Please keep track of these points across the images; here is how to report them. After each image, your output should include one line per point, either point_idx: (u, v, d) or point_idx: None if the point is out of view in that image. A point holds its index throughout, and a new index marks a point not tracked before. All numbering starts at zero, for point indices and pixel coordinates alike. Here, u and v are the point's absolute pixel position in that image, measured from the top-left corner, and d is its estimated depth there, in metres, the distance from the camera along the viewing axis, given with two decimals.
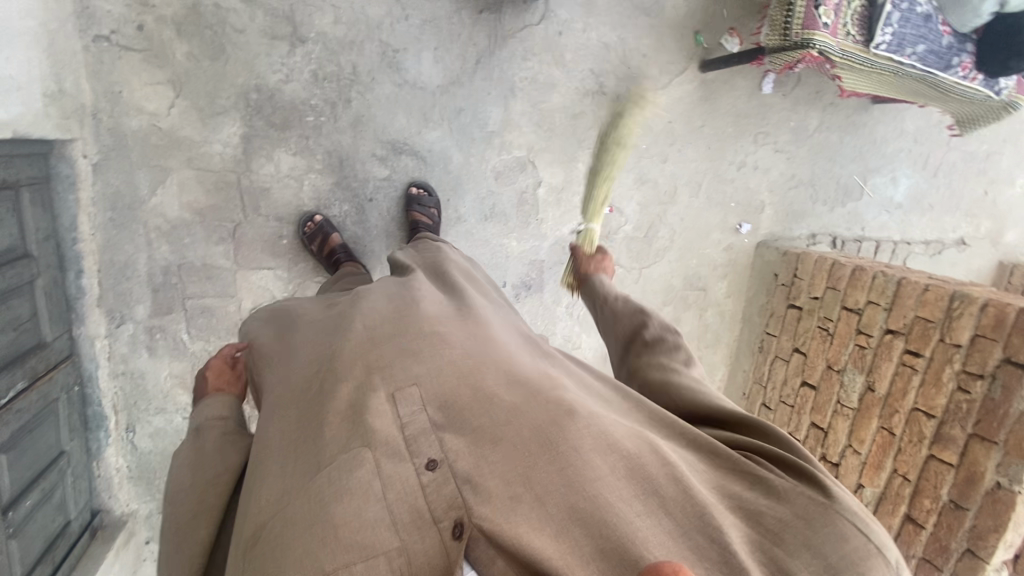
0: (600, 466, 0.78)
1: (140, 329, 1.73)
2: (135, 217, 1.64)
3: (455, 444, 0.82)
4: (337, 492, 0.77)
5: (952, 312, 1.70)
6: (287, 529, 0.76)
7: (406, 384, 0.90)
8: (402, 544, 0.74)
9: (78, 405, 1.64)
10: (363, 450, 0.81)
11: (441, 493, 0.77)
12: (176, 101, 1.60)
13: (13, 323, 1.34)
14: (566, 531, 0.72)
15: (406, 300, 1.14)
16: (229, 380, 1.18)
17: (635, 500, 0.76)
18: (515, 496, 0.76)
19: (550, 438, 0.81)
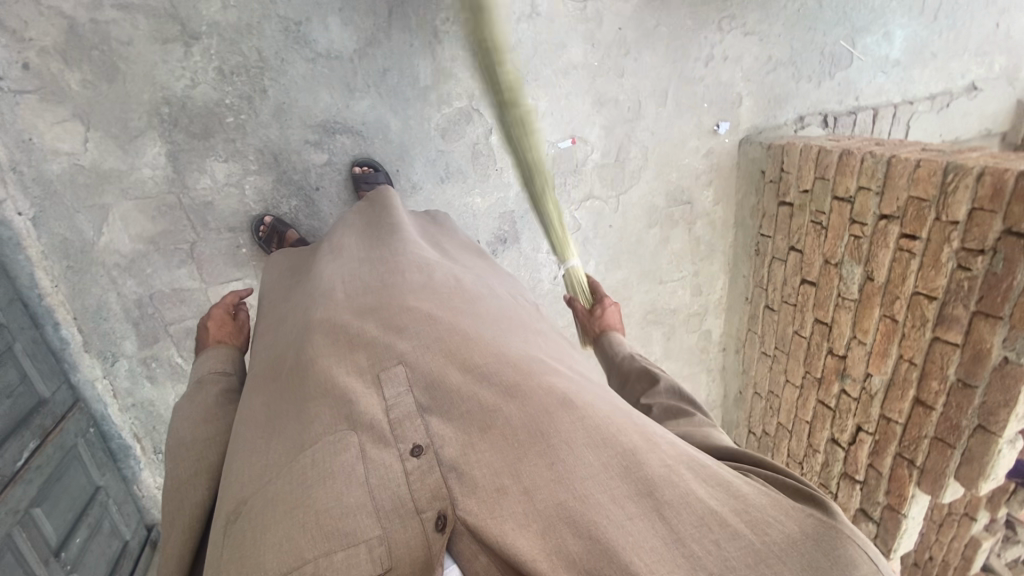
0: (593, 460, 0.69)
1: (135, 362, 1.78)
2: (91, 260, 1.64)
3: (443, 429, 0.72)
4: (319, 476, 0.68)
5: (946, 187, 1.56)
6: (267, 512, 0.67)
7: (392, 362, 0.80)
8: (384, 533, 0.65)
9: (99, 443, 1.76)
10: (348, 433, 0.72)
11: (426, 483, 0.68)
12: (89, 134, 1.53)
13: (6, 392, 1.40)
14: (552, 534, 0.64)
15: (385, 265, 1.03)
16: (229, 333, 1.32)
17: (628, 501, 0.66)
18: (503, 489, 0.66)
19: (543, 426, 0.71)
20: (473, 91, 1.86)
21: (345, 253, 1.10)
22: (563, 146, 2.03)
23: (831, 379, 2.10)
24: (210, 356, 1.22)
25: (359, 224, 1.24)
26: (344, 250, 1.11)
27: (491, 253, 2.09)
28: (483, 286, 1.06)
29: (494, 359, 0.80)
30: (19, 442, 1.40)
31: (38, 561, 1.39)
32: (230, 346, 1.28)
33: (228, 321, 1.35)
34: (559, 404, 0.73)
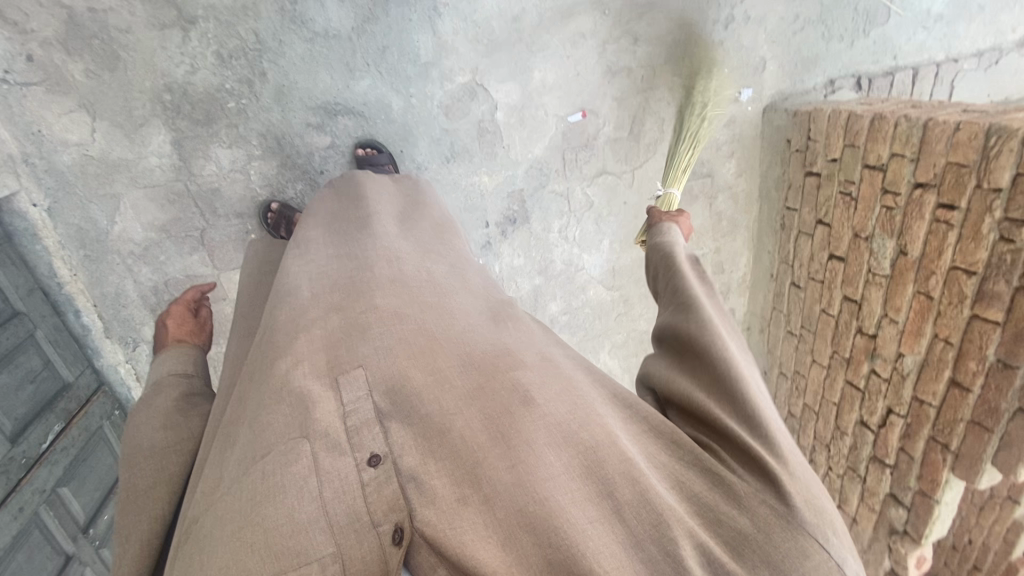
0: (554, 461, 0.67)
1: (154, 347, 1.83)
2: (107, 248, 1.68)
3: (400, 436, 0.70)
4: (267, 488, 0.63)
5: (988, 152, 1.42)
6: (212, 527, 0.62)
7: (351, 366, 0.76)
8: (338, 549, 0.61)
9: (126, 424, 1.82)
10: (302, 441, 0.68)
11: (383, 493, 0.66)
12: (96, 124, 1.55)
13: (28, 379, 1.45)
14: (508, 542, 0.62)
15: (354, 259, 0.98)
16: (189, 330, 1.23)
17: (587, 504, 0.64)
18: (463, 501, 0.65)
19: (502, 428, 0.69)
20: (477, 65, 1.80)
21: (313, 245, 1.06)
22: (573, 120, 1.95)
23: (861, 359, 1.99)
24: (168, 357, 1.13)
25: (329, 216, 1.19)
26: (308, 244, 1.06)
27: (501, 234, 2.06)
28: (456, 275, 1.02)
29: (456, 360, 0.77)
30: (45, 425, 1.46)
31: (66, 537, 1.46)
32: (191, 343, 1.20)
33: (189, 317, 1.27)
34: (518, 405, 0.71)
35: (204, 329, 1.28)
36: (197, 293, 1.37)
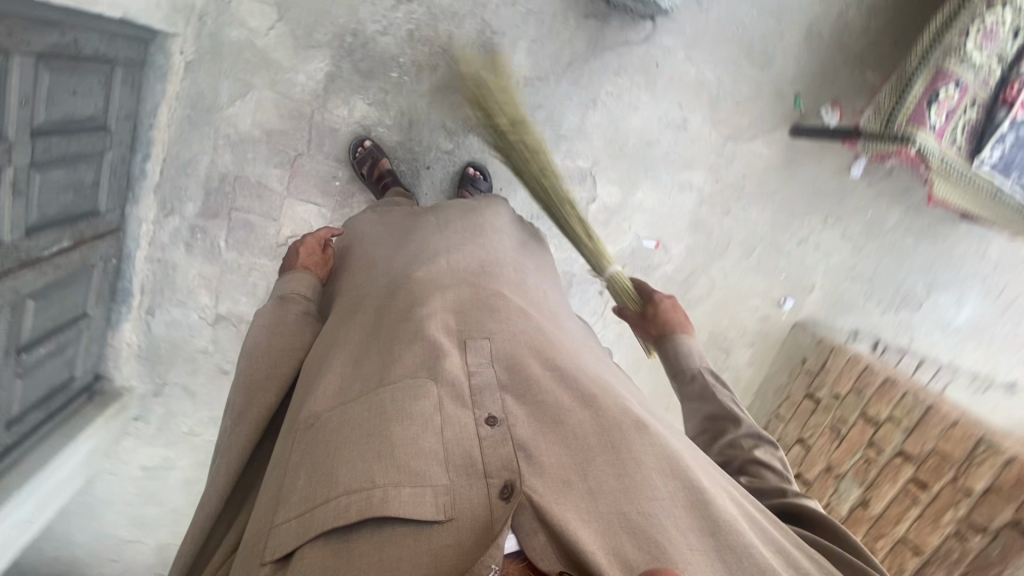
0: (660, 484, 0.82)
1: (185, 225, 1.82)
2: (209, 121, 1.71)
3: (516, 410, 0.87)
4: (400, 414, 0.83)
5: (972, 456, 1.66)
6: (347, 429, 0.83)
7: (478, 337, 0.96)
8: (449, 484, 0.77)
9: (112, 276, 1.74)
10: (430, 383, 0.87)
11: (497, 451, 0.81)
12: (278, 24, 1.66)
13: (74, 186, 1.41)
14: (614, 535, 0.76)
15: (486, 259, 1.19)
16: (316, 262, 1.35)
17: (692, 528, 0.80)
18: (568, 482, 0.79)
19: (614, 438, 0.85)
20: (599, 160, 1.99)
21: (451, 231, 1.25)
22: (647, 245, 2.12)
23: None
24: (292, 281, 1.28)
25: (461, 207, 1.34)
26: (442, 231, 1.25)
27: None
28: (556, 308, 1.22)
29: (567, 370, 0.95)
30: (58, 234, 1.41)
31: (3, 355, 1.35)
32: (315, 276, 1.32)
33: (319, 251, 1.37)
34: (632, 425, 0.88)
35: (328, 265, 1.38)
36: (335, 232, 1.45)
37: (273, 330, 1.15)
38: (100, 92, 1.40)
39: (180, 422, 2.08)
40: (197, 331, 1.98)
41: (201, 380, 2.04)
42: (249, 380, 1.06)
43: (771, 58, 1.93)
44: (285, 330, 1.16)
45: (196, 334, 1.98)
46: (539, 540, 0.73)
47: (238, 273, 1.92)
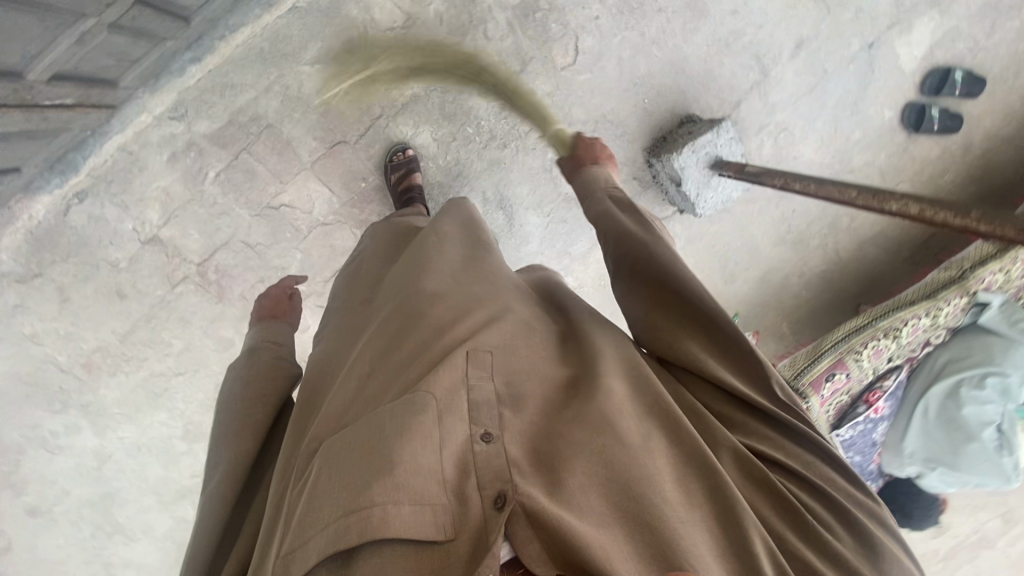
0: (657, 493, 0.78)
1: (184, 137, 1.64)
2: (279, 65, 1.63)
3: (512, 423, 0.86)
4: (395, 429, 0.80)
5: None
6: (344, 454, 0.81)
7: (479, 346, 0.93)
8: (449, 504, 0.77)
9: (73, 145, 1.49)
10: (423, 394, 0.84)
11: (492, 465, 0.80)
12: (398, 29, 1.66)
13: (121, 57, 1.24)
14: (608, 549, 0.74)
15: (490, 268, 1.16)
16: (283, 307, 1.33)
17: (691, 538, 0.75)
18: (560, 491, 0.78)
19: (610, 450, 0.82)
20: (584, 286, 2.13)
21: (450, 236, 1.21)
22: None
23: None
24: (260, 330, 1.26)
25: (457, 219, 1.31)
26: (447, 237, 1.21)
27: None
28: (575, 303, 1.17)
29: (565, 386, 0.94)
30: (68, 90, 1.22)
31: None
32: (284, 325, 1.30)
33: (283, 299, 1.36)
34: (626, 432, 0.84)
35: (296, 308, 1.37)
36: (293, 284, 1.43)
37: (245, 377, 1.13)
38: None
39: (27, 321, 1.73)
40: (120, 241, 1.71)
41: (87, 290, 1.74)
42: (222, 429, 1.05)
43: (733, 279, 2.39)
44: (257, 377, 1.12)
45: (117, 243, 1.71)
46: (533, 549, 0.73)
47: (206, 209, 1.74)
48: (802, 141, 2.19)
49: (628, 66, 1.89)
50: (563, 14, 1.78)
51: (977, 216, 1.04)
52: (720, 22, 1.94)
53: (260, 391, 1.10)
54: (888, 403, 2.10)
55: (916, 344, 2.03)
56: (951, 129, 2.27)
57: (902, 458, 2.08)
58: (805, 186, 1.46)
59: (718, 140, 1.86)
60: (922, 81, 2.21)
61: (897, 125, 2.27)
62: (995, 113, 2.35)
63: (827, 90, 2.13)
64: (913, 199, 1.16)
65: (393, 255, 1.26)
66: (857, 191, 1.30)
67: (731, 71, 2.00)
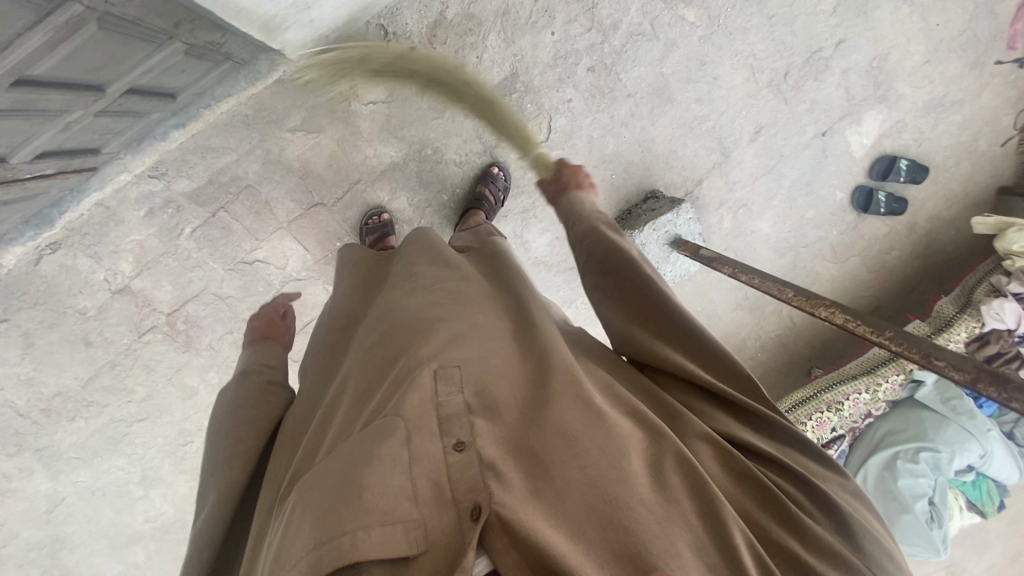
0: (625, 469, 0.83)
1: (163, 195, 1.68)
2: (262, 131, 1.69)
3: (482, 429, 0.89)
4: (364, 456, 0.85)
5: None
6: (320, 485, 0.84)
7: (446, 364, 0.97)
8: (422, 517, 0.80)
9: (50, 202, 1.52)
10: (394, 418, 0.88)
11: (464, 474, 0.84)
12: (380, 104, 1.76)
13: (106, 132, 1.30)
14: (581, 532, 0.78)
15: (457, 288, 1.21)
16: (276, 329, 1.35)
17: (657, 507, 0.80)
18: (535, 492, 0.82)
19: (575, 440, 0.87)
20: None
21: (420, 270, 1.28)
22: None
23: None
24: (255, 352, 1.28)
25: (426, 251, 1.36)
26: (413, 273, 1.27)
27: None
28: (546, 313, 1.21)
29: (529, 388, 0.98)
30: (51, 163, 1.26)
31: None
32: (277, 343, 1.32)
33: (275, 320, 1.37)
34: (595, 425, 0.89)
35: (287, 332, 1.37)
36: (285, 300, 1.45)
37: (238, 408, 1.12)
38: (198, 75, 1.35)
39: None
40: (90, 291, 1.73)
41: (53, 337, 1.75)
42: (210, 461, 1.03)
43: None
44: (251, 402, 1.13)
45: (88, 292, 1.73)
46: (508, 559, 0.76)
47: (181, 262, 1.78)
48: (759, 216, 2.34)
49: (598, 144, 2.01)
50: (538, 96, 1.88)
51: (890, 334, 1.16)
52: (685, 107, 2.07)
53: (254, 417, 1.11)
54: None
55: (859, 416, 2.17)
56: (897, 211, 2.43)
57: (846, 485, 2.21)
58: (749, 278, 1.58)
59: (678, 219, 2.00)
60: (870, 167, 2.37)
61: (846, 205, 2.43)
62: (939, 198, 2.51)
63: (783, 172, 2.28)
64: (838, 308, 1.28)
65: (370, 299, 1.30)
66: (791, 291, 1.42)
67: (693, 153, 2.15)
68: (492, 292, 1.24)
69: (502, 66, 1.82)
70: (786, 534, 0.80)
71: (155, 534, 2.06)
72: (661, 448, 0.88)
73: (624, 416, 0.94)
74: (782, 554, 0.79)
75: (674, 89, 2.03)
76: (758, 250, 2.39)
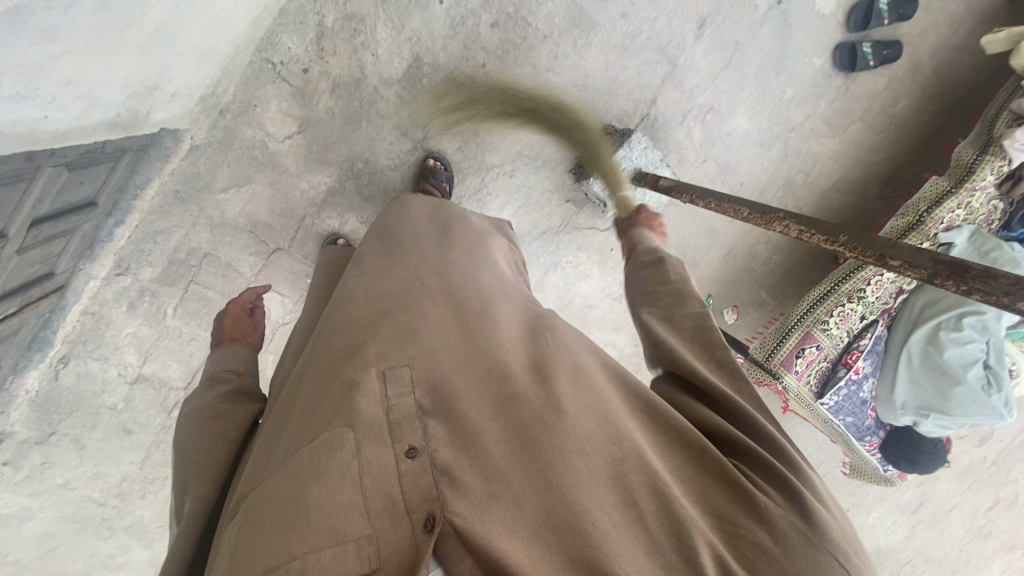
0: (582, 469, 0.71)
1: (134, 286, 1.77)
2: (197, 199, 1.72)
3: (438, 432, 0.76)
4: (310, 471, 0.71)
5: None
6: (264, 506, 0.71)
7: (398, 363, 0.83)
8: (372, 532, 0.68)
9: (38, 326, 1.64)
10: (344, 428, 0.75)
11: (417, 484, 0.72)
12: (296, 136, 1.74)
13: (43, 259, 1.36)
14: (541, 540, 0.67)
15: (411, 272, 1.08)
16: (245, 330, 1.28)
17: (614, 510, 0.69)
18: (492, 495, 0.70)
19: (534, 438, 0.75)
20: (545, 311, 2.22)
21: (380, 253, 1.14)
22: None
23: None
24: (221, 354, 1.18)
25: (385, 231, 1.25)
26: (369, 262, 1.15)
27: None
28: (499, 290, 1.07)
29: (488, 374, 0.84)
30: (8, 304, 1.34)
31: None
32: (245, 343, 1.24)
33: (244, 318, 1.30)
34: (552, 417, 0.77)
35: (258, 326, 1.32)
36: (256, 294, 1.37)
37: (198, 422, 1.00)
38: (102, 178, 1.37)
39: (55, 474, 1.91)
40: (111, 387, 1.88)
41: (97, 435, 1.92)
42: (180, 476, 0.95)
43: (697, 262, 2.36)
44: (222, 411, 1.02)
45: (108, 390, 1.87)
46: (464, 569, 0.66)
47: (176, 339, 1.89)
48: (731, 115, 2.13)
49: (529, 99, 1.90)
50: (449, 72, 1.80)
51: (844, 240, 1.04)
52: (611, 27, 1.89)
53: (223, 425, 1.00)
54: (873, 364, 2.08)
55: (889, 296, 2.02)
56: (891, 58, 2.11)
57: (895, 402, 2.03)
58: (706, 203, 1.46)
59: (633, 151, 1.98)
60: (846, 19, 2.07)
61: (830, 70, 2.14)
62: (939, 25, 2.16)
63: (744, 59, 2.06)
64: (792, 220, 1.16)
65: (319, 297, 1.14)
66: (746, 209, 1.31)
67: (635, 73, 1.97)
68: (439, 269, 1.09)
69: (401, 55, 1.74)
70: (756, 531, 0.66)
71: None
72: (623, 437, 0.75)
73: (587, 401, 0.80)
74: (746, 548, 0.65)
75: (593, 13, 1.86)
76: (741, 151, 2.19)
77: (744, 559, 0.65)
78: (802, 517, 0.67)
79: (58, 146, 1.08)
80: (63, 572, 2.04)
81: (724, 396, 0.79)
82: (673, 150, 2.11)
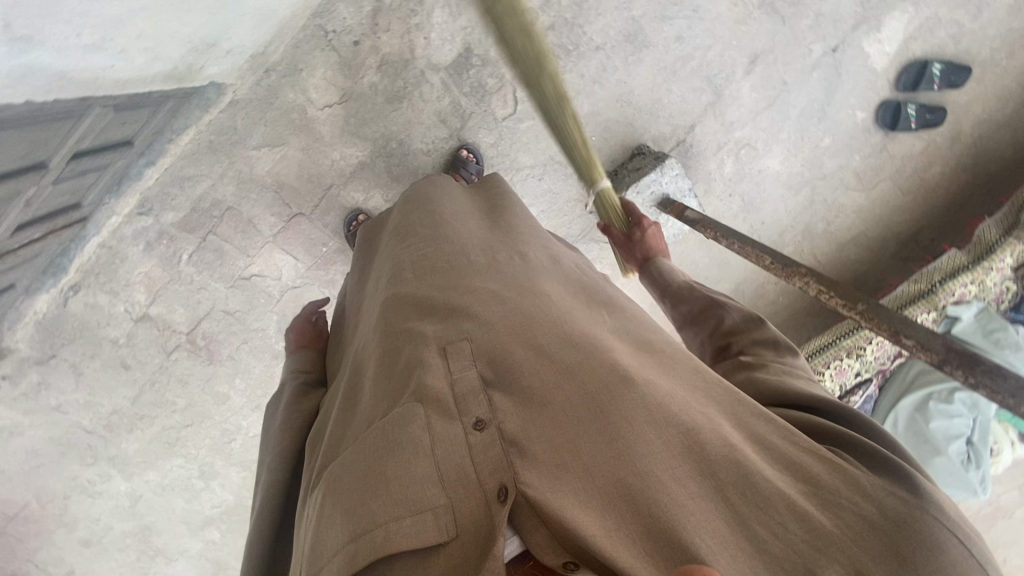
0: (653, 437, 0.70)
1: (154, 227, 1.79)
2: (230, 153, 1.74)
3: (503, 404, 0.76)
4: (384, 446, 0.73)
5: None
6: (344, 479, 0.73)
7: (457, 338, 0.83)
8: (449, 503, 0.69)
9: (56, 250, 1.67)
10: (413, 401, 0.76)
11: (487, 456, 0.71)
12: (336, 105, 1.74)
13: (75, 190, 1.37)
14: (614, 509, 0.65)
15: (463, 241, 1.06)
16: (311, 337, 1.31)
17: (692, 482, 0.67)
18: (562, 464, 0.69)
19: (599, 402, 0.73)
20: None
21: (423, 224, 1.13)
22: None
23: None
24: (293, 360, 1.23)
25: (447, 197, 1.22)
26: (416, 231, 1.11)
27: None
28: (555, 264, 1.06)
29: (550, 341, 0.82)
30: (34, 229, 1.35)
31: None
32: (312, 352, 1.27)
33: (308, 330, 1.33)
34: (618, 383, 0.75)
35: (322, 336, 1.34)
36: (320, 304, 1.41)
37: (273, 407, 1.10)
38: (144, 119, 1.37)
39: (49, 395, 1.94)
40: (115, 322, 1.90)
41: (95, 365, 1.94)
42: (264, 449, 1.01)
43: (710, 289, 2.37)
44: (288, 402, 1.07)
45: (113, 325, 1.90)
46: (540, 539, 0.65)
47: (186, 286, 1.90)
48: (767, 153, 2.13)
49: (571, 107, 1.90)
50: (498, 66, 1.80)
51: (861, 308, 1.06)
52: (664, 50, 1.90)
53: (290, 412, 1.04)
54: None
55: (886, 357, 2.07)
56: (933, 124, 2.11)
57: None
58: (729, 244, 1.46)
59: (663, 177, 1.93)
60: (896, 77, 2.07)
61: (871, 125, 2.14)
62: (987, 99, 2.15)
63: (789, 101, 2.06)
64: (813, 278, 1.19)
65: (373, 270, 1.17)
66: (770, 258, 1.32)
67: (679, 97, 1.97)
68: (487, 242, 1.07)
69: (453, 42, 1.75)
70: (854, 503, 0.64)
71: (222, 517, 2.30)
72: (696, 408, 0.74)
73: (648, 373, 0.79)
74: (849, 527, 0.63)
75: (647, 31, 1.87)
76: (769, 191, 2.20)
77: (845, 528, 0.63)
78: (903, 490, 0.65)
79: (116, 93, 1.12)
80: (43, 490, 2.06)
81: (809, 395, 0.82)
82: (702, 179, 2.12)
